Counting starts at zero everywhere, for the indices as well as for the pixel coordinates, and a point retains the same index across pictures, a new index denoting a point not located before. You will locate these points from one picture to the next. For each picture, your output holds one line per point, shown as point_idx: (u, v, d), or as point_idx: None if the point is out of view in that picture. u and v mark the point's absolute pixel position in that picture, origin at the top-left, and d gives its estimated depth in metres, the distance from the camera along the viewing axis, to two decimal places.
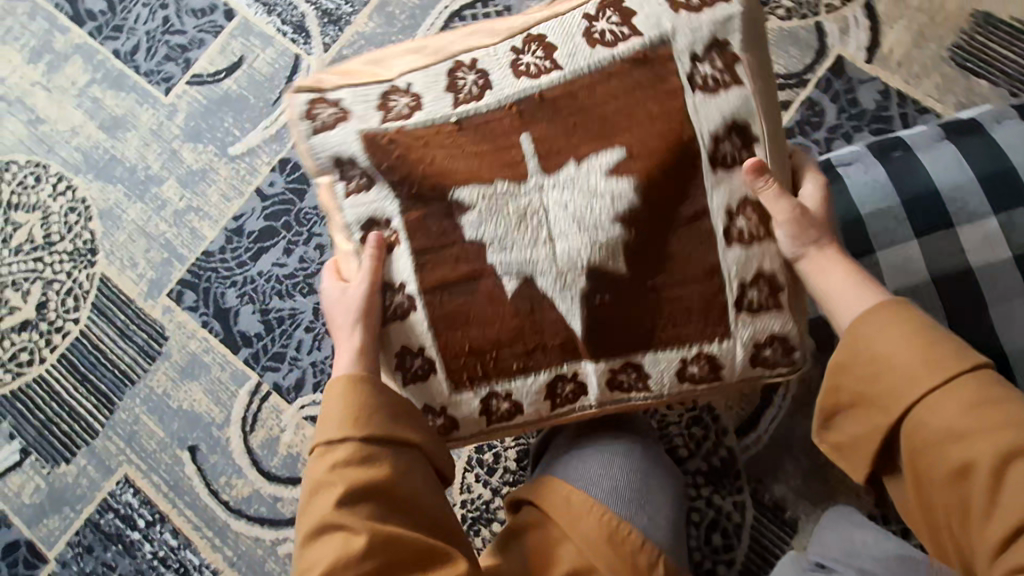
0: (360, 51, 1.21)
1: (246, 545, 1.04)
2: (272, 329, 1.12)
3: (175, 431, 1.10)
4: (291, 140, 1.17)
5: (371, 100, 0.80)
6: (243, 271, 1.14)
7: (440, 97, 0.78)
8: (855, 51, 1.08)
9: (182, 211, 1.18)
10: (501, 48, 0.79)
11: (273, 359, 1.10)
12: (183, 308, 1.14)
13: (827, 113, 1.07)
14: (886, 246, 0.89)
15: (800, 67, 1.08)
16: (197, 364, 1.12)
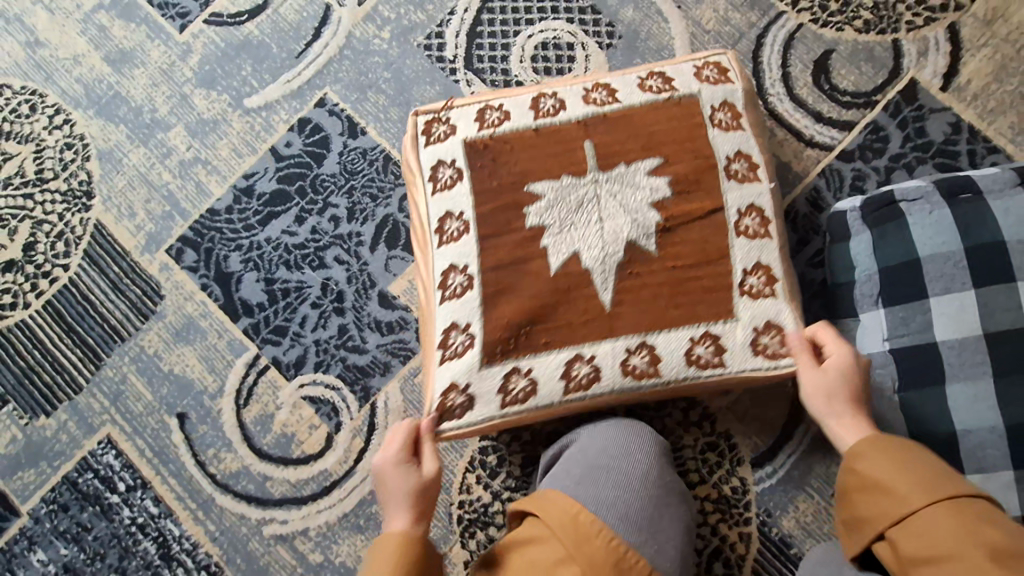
0: (397, 9, 1.11)
1: (230, 521, 1.00)
2: (276, 301, 1.05)
3: (164, 396, 1.04)
4: (319, 98, 1.09)
5: (469, 113, 0.89)
6: (249, 236, 1.07)
7: (525, 113, 0.87)
8: (930, 76, 1.04)
9: (189, 162, 1.09)
10: (578, 85, 0.87)
11: (274, 332, 1.04)
12: (182, 267, 1.07)
13: (892, 138, 1.03)
14: (942, 292, 0.86)
15: (872, 87, 1.04)
16: (193, 328, 1.06)
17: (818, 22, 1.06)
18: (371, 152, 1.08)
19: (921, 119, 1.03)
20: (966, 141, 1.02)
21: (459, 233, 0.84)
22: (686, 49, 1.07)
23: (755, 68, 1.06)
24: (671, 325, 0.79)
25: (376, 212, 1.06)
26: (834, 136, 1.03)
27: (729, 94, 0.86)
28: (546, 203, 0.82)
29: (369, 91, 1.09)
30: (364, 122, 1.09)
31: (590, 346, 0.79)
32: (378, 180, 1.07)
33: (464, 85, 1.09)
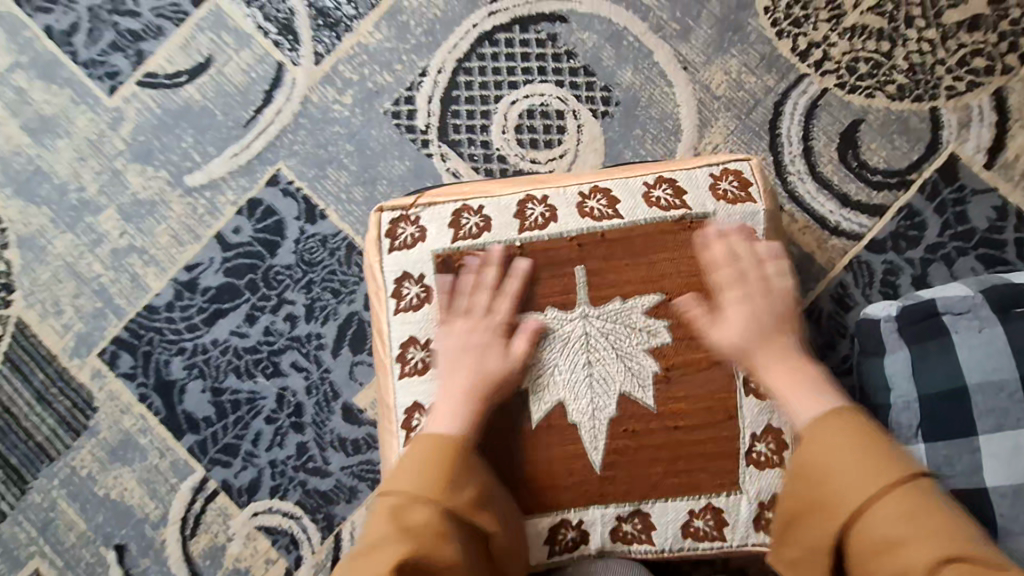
0: (361, 69, 0.96)
1: None
2: (225, 415, 0.93)
3: (99, 525, 0.92)
4: (271, 175, 0.95)
5: (440, 216, 0.78)
6: (192, 339, 0.94)
7: (508, 224, 0.76)
8: (972, 152, 0.91)
9: (123, 250, 0.95)
10: (573, 187, 0.77)
11: (224, 452, 0.92)
12: (117, 374, 0.94)
13: (928, 225, 0.90)
14: (992, 428, 0.74)
15: (905, 164, 0.91)
16: (131, 447, 0.93)
17: (844, 87, 0.93)
18: (333, 239, 0.94)
19: (962, 201, 0.90)
20: (1013, 228, 0.89)
21: (423, 367, 0.75)
22: (694, 119, 0.93)
23: (772, 141, 0.92)
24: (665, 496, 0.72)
25: (339, 310, 0.93)
26: (859, 221, 0.91)
27: (748, 218, 0.77)
28: (530, 342, 0.73)
29: (329, 166, 0.95)
30: (325, 204, 0.94)
31: (575, 510, 0.72)
32: (341, 273, 0.93)
33: (438, 159, 0.94)
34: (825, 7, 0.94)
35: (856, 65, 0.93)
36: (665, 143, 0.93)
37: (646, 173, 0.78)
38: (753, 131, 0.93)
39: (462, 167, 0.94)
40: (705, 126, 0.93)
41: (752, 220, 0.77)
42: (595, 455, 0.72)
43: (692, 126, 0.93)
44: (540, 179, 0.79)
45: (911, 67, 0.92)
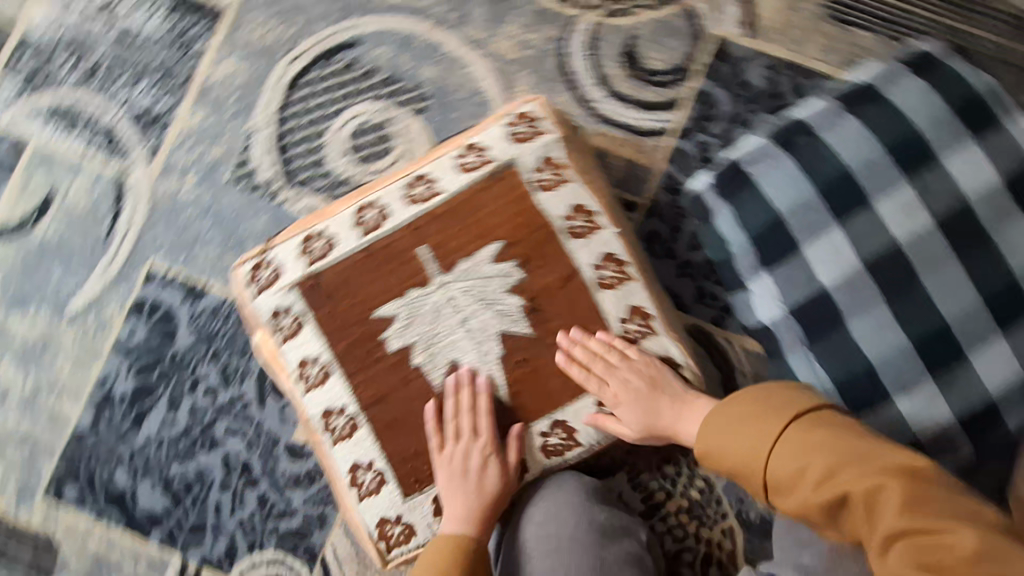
0: (193, 150, 1.03)
1: None
2: (180, 500, 0.95)
3: None
4: (147, 273, 1.00)
5: (291, 248, 0.86)
6: (125, 447, 0.97)
7: (349, 234, 0.84)
8: (732, 28, 1.03)
9: (30, 393, 0.98)
10: (395, 185, 0.86)
11: (193, 531, 0.94)
12: (66, 505, 0.96)
13: (721, 101, 1.02)
14: (811, 239, 0.81)
15: (682, 58, 1.03)
16: (105, 563, 0.94)
17: (611, 14, 1.04)
18: (223, 308, 0.99)
19: (739, 73, 1.02)
20: (788, 76, 1.01)
21: (321, 377, 0.83)
22: (500, 87, 1.03)
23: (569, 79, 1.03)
24: (569, 400, 0.81)
25: (251, 367, 0.97)
26: (663, 118, 1.02)
27: (545, 148, 0.84)
28: (401, 320, 0.82)
29: (195, 247, 1.00)
30: (204, 279, 0.99)
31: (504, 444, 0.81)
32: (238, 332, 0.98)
33: (291, 204, 1.01)
34: None
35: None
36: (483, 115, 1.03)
37: (452, 148, 0.87)
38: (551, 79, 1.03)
39: (316, 200, 1.01)
40: (510, 89, 1.03)
41: (545, 149, 0.84)
42: (499, 390, 0.81)
43: (501, 92, 1.03)
44: (365, 188, 0.87)
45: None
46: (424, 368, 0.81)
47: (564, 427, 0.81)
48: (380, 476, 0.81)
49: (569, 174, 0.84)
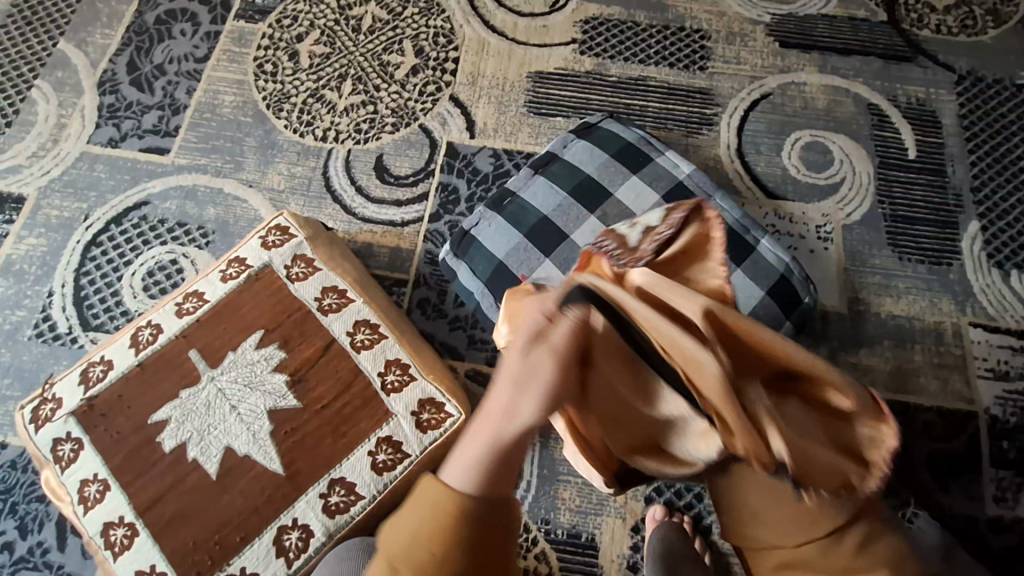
0: (247, 24, 1.14)
1: (15, 551, 0.82)
2: (90, 295, 0.95)
3: None
4: (201, 122, 1.07)
5: (315, 154, 1.05)
6: (82, 232, 0.99)
7: (364, 159, 1.05)
8: (787, 158, 1.07)
9: (35, 209, 1.00)
10: (393, 137, 1.07)
11: (90, 325, 0.93)
12: (11, 271, 0.96)
13: (808, 205, 1.03)
14: None
15: (725, 147, 1.07)
16: (9, 319, 0.93)
17: (629, 82, 1.12)
18: (282, 167, 1.04)
19: (838, 191, 1.03)
20: (873, 217, 1.01)
21: (234, 273, 0.84)
22: (491, 103, 1.09)
23: (532, 113, 1.09)
24: (372, 426, 0.77)
25: (234, 220, 1.01)
26: (750, 190, 1.04)
27: (505, 172, 1.04)
28: (293, 246, 0.86)
29: (226, 103, 1.08)
30: (219, 127, 1.07)
31: (282, 391, 0.78)
32: (279, 190, 1.03)
33: (260, 100, 1.09)
34: (546, 6, 1.17)
35: (758, 80, 1.13)
36: (448, 120, 1.08)
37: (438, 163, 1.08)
38: (668, 113, 1.10)
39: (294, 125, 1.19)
40: (502, 120, 1.08)
41: (503, 173, 1.04)
42: (318, 333, 0.81)
43: (494, 117, 1.08)
44: (365, 132, 1.07)
45: (800, 90, 1.12)
46: (289, 279, 0.84)
47: (391, 444, 0.76)
48: (206, 375, 0.78)
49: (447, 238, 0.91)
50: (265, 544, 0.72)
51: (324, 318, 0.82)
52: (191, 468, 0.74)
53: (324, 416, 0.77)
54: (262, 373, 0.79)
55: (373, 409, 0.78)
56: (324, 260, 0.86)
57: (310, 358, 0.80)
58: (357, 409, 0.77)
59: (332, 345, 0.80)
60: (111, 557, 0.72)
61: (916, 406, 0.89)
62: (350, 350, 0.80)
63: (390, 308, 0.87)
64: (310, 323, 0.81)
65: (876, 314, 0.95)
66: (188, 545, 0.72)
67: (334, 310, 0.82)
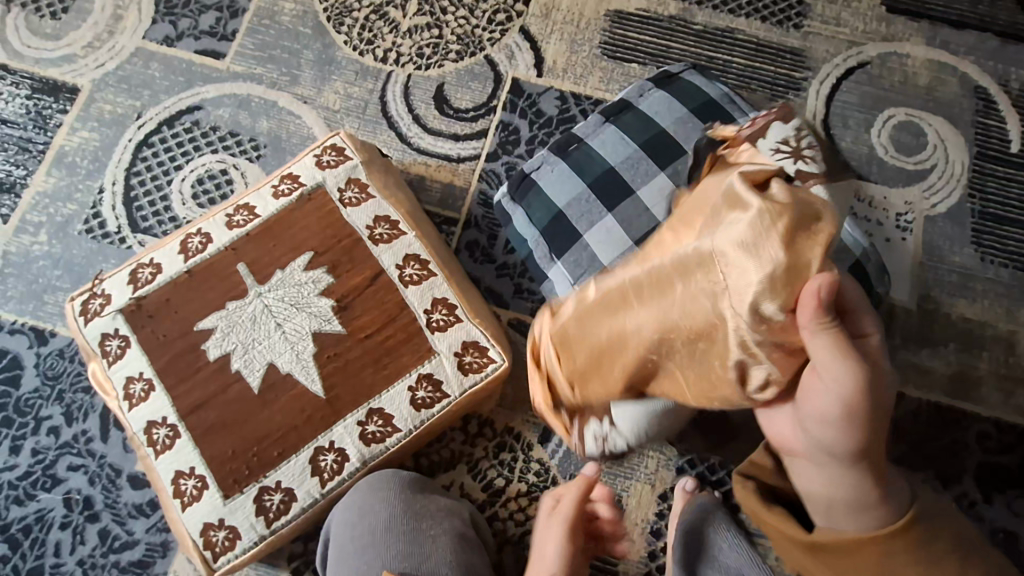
0: None
1: (60, 436, 0.85)
2: (139, 196, 0.94)
3: (23, 281, 0.90)
4: (259, 28, 1.02)
5: (373, 75, 1.00)
6: (134, 131, 0.97)
7: (424, 86, 1.00)
8: (875, 136, 0.99)
9: (89, 102, 0.98)
10: (457, 66, 1.01)
11: (139, 227, 0.93)
12: (63, 163, 0.95)
13: (890, 190, 0.96)
14: None
15: (809, 116, 1.00)
16: (61, 211, 0.93)
17: (715, 32, 1.03)
18: (339, 85, 1.00)
19: (926, 179, 0.96)
20: (960, 211, 0.94)
21: (286, 190, 0.82)
22: (563, 40, 1.02)
23: (606, 56, 1.01)
24: (413, 361, 0.76)
25: (287, 135, 0.97)
26: None
27: (570, 117, 0.98)
28: (348, 169, 0.83)
29: (286, 11, 1.03)
30: (277, 36, 1.02)
31: (327, 315, 0.77)
32: (334, 110, 0.99)
33: (321, 12, 1.03)
34: None
35: (857, 46, 1.03)
36: (516, 54, 1.01)
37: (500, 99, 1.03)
38: (753, 72, 1.02)
39: None
40: (574, 60, 1.01)
41: (569, 118, 0.98)
42: (366, 262, 0.79)
43: (566, 56, 1.01)
44: (427, 56, 1.01)
45: (902, 62, 1.02)
46: (341, 203, 0.81)
47: (431, 381, 0.76)
48: (252, 290, 0.78)
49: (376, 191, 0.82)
50: (301, 463, 0.73)
51: (374, 248, 0.80)
52: (234, 380, 0.75)
53: (366, 345, 0.76)
54: (308, 295, 0.78)
55: (416, 345, 0.76)
56: (379, 187, 0.83)
57: (357, 286, 0.78)
58: (400, 343, 0.76)
59: (380, 276, 0.79)
60: (152, 454, 0.74)
61: (972, 414, 0.85)
62: (397, 283, 0.78)
63: (440, 245, 0.84)
64: (359, 251, 0.79)
65: (945, 315, 0.89)
66: (227, 453, 0.73)
67: (385, 240, 0.80)
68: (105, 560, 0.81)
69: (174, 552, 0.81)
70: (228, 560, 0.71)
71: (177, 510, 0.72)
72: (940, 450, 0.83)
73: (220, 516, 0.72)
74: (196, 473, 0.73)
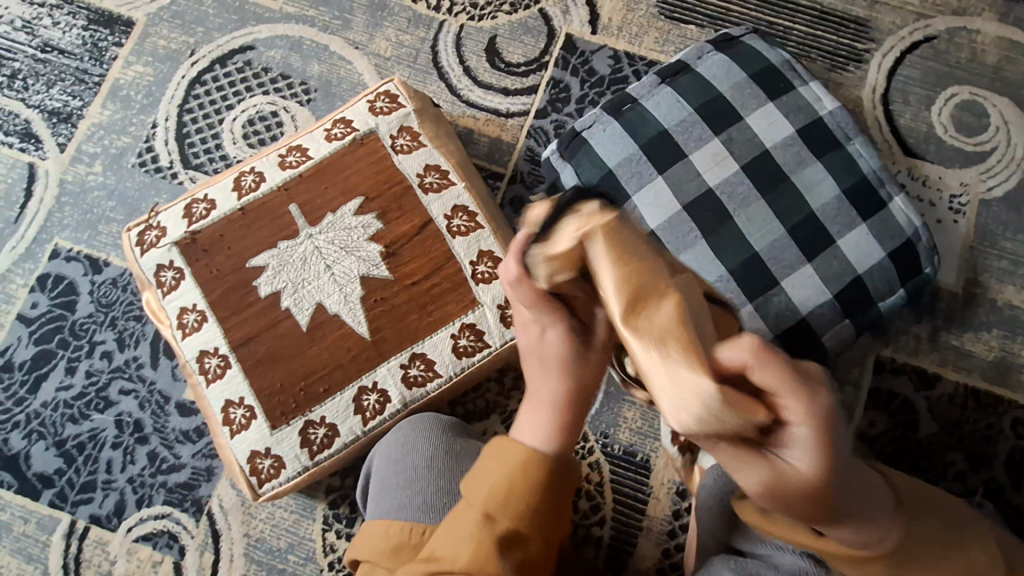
0: None
1: (114, 362, 0.88)
2: (191, 133, 0.95)
3: (78, 209, 0.93)
4: None
5: (425, 25, 0.99)
6: (186, 69, 0.97)
7: (476, 37, 0.98)
8: (936, 115, 0.96)
9: (143, 37, 0.98)
10: (510, 19, 0.99)
11: (189, 163, 0.94)
12: (118, 96, 0.96)
13: (946, 171, 0.93)
14: (814, 269, 0.78)
15: (868, 91, 0.97)
16: (115, 143, 0.95)
17: None
18: (390, 32, 0.99)
19: (985, 161, 0.93)
20: (1017, 198, 0.92)
21: (339, 134, 0.82)
22: None
23: (664, 15, 0.99)
24: (457, 311, 0.77)
25: (337, 79, 0.97)
26: (886, 144, 0.95)
27: (623, 77, 0.96)
28: (401, 116, 0.83)
29: None
30: None
31: (374, 260, 0.78)
32: (384, 57, 0.98)
33: None
34: None
35: (925, 19, 0.99)
36: (570, 10, 0.99)
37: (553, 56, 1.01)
38: (814, 41, 0.98)
39: None
40: (629, 19, 0.99)
41: (620, 78, 0.96)
42: (415, 210, 0.80)
43: (621, 15, 0.99)
44: (481, 6, 0.99)
45: (972, 38, 0.98)
46: (393, 150, 0.82)
47: (474, 330, 0.77)
48: (303, 231, 0.79)
49: (425, 140, 0.82)
50: (345, 400, 0.76)
51: (422, 197, 0.80)
52: (282, 318, 0.77)
53: (413, 293, 0.78)
54: (358, 240, 0.79)
55: (461, 294, 0.78)
56: (430, 137, 0.83)
57: (406, 234, 0.79)
58: (445, 292, 0.78)
59: (429, 225, 0.79)
60: (204, 383, 0.77)
61: (1008, 401, 0.85)
62: (444, 231, 0.79)
63: (489, 198, 0.85)
64: (410, 200, 0.80)
65: (991, 301, 0.88)
66: (275, 386, 0.76)
67: (433, 188, 0.80)
68: (153, 479, 0.85)
69: (217, 477, 0.85)
70: (273, 485, 0.75)
71: (226, 436, 0.76)
72: (972, 435, 0.84)
73: (266, 445, 0.75)
74: (246, 402, 0.76)
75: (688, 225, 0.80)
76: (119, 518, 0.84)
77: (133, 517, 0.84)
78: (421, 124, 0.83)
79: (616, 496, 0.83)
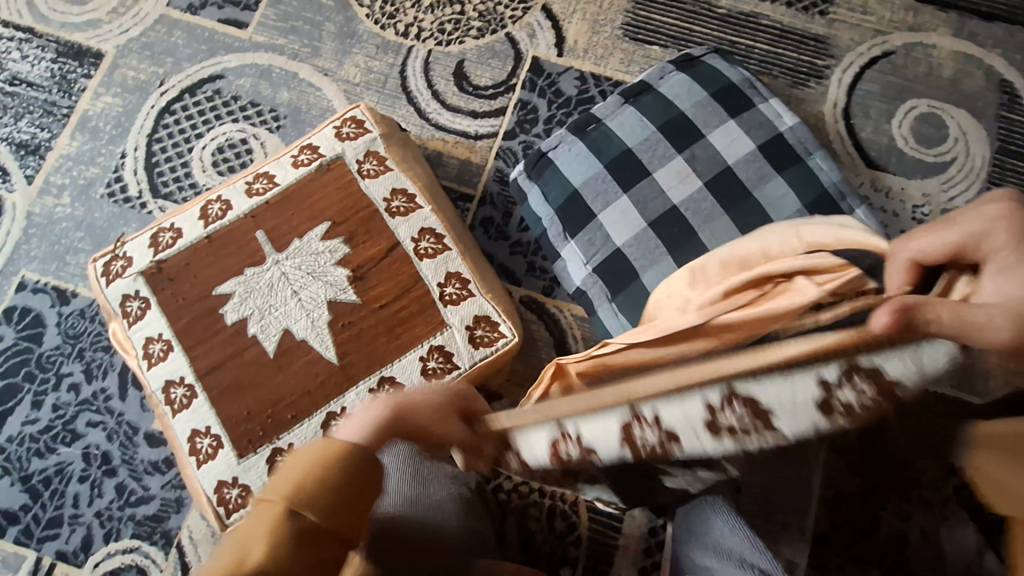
0: None
1: (82, 394, 0.87)
2: (161, 162, 0.95)
3: (46, 241, 0.92)
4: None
5: (393, 51, 1.00)
6: (156, 100, 0.98)
7: (444, 62, 1.00)
8: (896, 128, 0.98)
9: (113, 68, 0.99)
10: (477, 43, 1.01)
11: (158, 192, 0.94)
12: (88, 127, 0.97)
13: (908, 181, 0.95)
14: None
15: (830, 106, 0.99)
16: (84, 174, 0.95)
17: (740, 16, 1.02)
18: (359, 59, 1.00)
19: (945, 172, 0.95)
20: None
21: (306, 160, 0.83)
22: (585, 20, 1.01)
23: (629, 37, 1.01)
24: (425, 333, 0.77)
25: (307, 105, 0.98)
26: (849, 157, 0.97)
27: (590, 98, 0.98)
28: (367, 141, 0.83)
29: None
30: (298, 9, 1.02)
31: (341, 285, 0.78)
32: (353, 83, 0.99)
33: None
34: None
35: (882, 35, 1.01)
36: (536, 33, 1.01)
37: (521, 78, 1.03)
38: (775, 58, 1.01)
39: None
40: (595, 42, 1.01)
41: (587, 98, 0.98)
42: (382, 233, 0.80)
43: (586, 38, 1.01)
44: (449, 32, 1.01)
45: (927, 53, 1.00)
46: (360, 175, 0.82)
47: (442, 352, 0.77)
48: (271, 258, 0.79)
49: (392, 164, 0.83)
50: (313, 426, 0.75)
51: (389, 221, 0.80)
52: (249, 345, 0.76)
53: (380, 315, 0.77)
54: (325, 265, 0.79)
55: (429, 316, 0.77)
56: (396, 161, 0.83)
57: (373, 258, 0.79)
58: (413, 314, 0.77)
59: (396, 248, 0.79)
60: (170, 413, 0.76)
61: None
62: (411, 253, 0.79)
63: (457, 220, 0.85)
64: (377, 224, 0.80)
65: None
66: (242, 414, 0.75)
67: (399, 211, 0.81)
68: (121, 513, 0.83)
69: (187, 508, 0.83)
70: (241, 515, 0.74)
71: (193, 467, 0.75)
72: None
73: (234, 475, 0.74)
74: (213, 431, 0.75)
75: (654, 240, 0.80)
76: (85, 554, 0.82)
77: (100, 553, 0.82)
78: (388, 149, 0.83)
79: (592, 516, 0.82)
